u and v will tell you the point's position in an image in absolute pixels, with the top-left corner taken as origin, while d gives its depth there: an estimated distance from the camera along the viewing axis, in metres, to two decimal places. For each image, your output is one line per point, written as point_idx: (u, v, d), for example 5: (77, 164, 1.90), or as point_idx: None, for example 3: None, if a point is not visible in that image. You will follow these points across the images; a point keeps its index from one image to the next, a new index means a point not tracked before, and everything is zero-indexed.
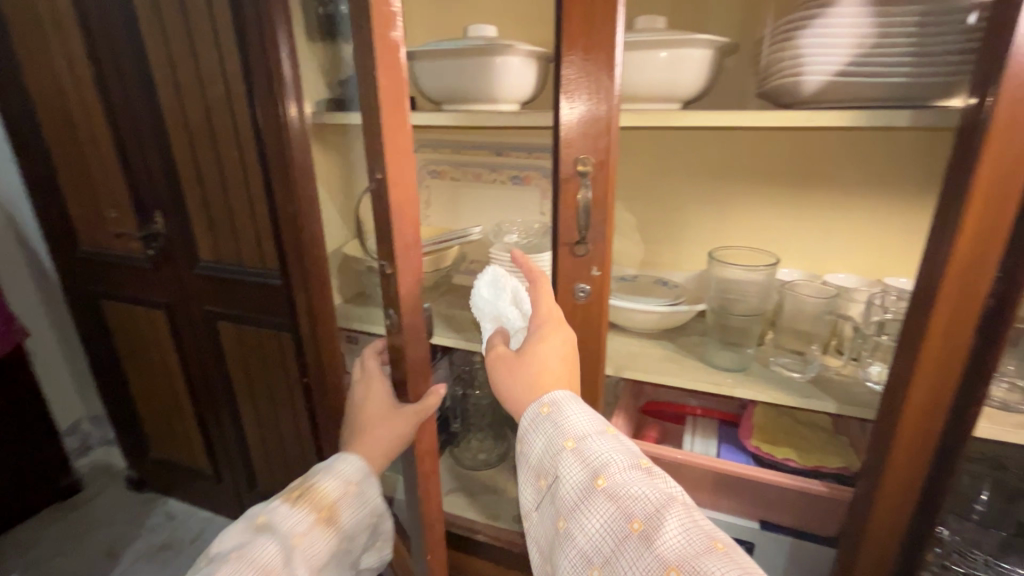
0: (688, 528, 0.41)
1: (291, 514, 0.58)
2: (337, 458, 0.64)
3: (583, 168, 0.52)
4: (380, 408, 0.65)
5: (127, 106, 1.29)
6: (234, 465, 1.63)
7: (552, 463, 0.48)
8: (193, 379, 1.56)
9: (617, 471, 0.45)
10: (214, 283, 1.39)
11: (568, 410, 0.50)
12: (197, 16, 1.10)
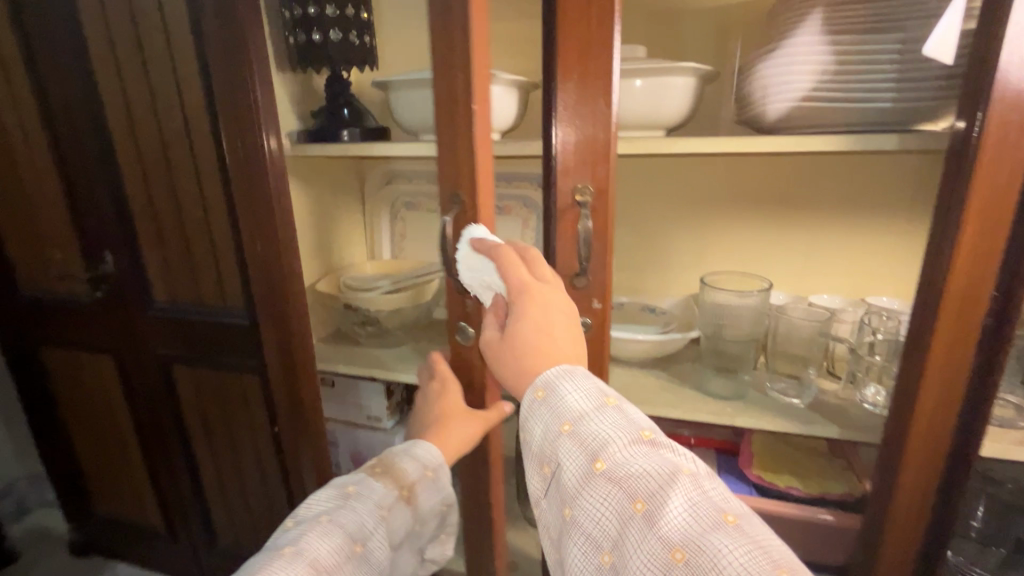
0: (700, 503, 0.34)
1: (375, 487, 0.60)
2: (414, 443, 0.66)
3: (582, 198, 0.50)
4: (456, 405, 0.68)
5: (75, 140, 1.21)
6: (191, 523, 1.49)
7: (550, 449, 0.40)
8: (146, 430, 1.44)
9: (617, 449, 0.37)
10: (172, 327, 1.30)
11: (562, 385, 0.42)
12: (154, 47, 1.05)
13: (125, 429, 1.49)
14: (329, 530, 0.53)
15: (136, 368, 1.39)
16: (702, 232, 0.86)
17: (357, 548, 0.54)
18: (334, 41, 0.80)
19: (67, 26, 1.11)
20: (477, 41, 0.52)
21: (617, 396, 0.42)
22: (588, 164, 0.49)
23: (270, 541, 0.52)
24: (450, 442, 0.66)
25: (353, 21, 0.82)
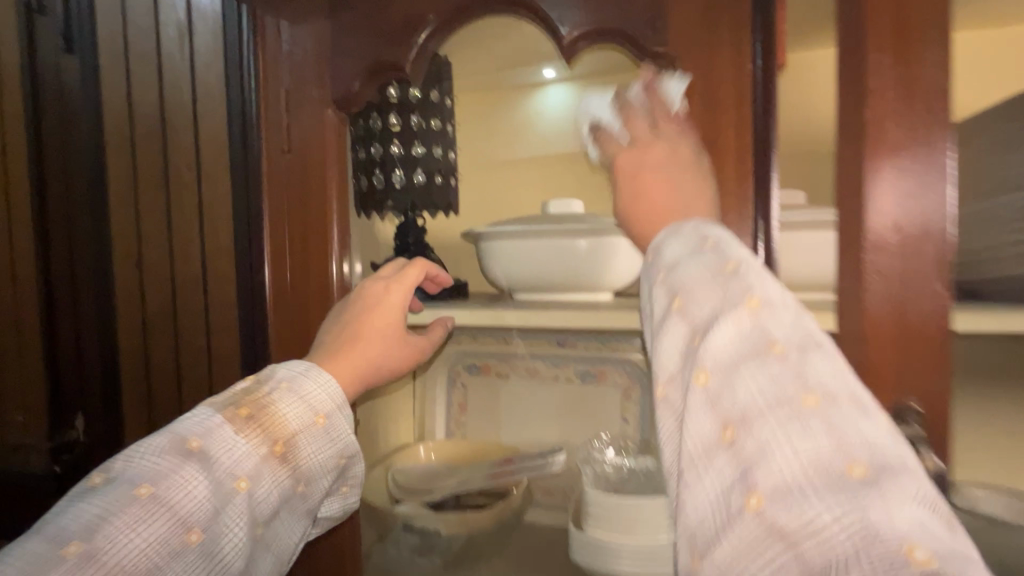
0: (757, 339, 0.37)
1: (234, 441, 0.52)
2: (303, 372, 0.56)
3: (916, 429, 0.45)
4: (393, 327, 0.61)
5: (73, 289, 1.04)
6: None
7: (643, 292, 0.45)
8: None
9: (695, 289, 0.40)
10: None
11: (669, 243, 0.45)
12: (185, 189, 0.93)
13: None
14: (145, 513, 0.47)
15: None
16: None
17: (193, 539, 0.48)
18: (418, 185, 0.67)
19: (91, 168, 1.00)
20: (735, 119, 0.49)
21: (718, 240, 0.42)
22: (913, 373, 0.45)
23: (78, 510, 0.47)
24: (364, 356, 0.60)
25: (434, 160, 0.66)
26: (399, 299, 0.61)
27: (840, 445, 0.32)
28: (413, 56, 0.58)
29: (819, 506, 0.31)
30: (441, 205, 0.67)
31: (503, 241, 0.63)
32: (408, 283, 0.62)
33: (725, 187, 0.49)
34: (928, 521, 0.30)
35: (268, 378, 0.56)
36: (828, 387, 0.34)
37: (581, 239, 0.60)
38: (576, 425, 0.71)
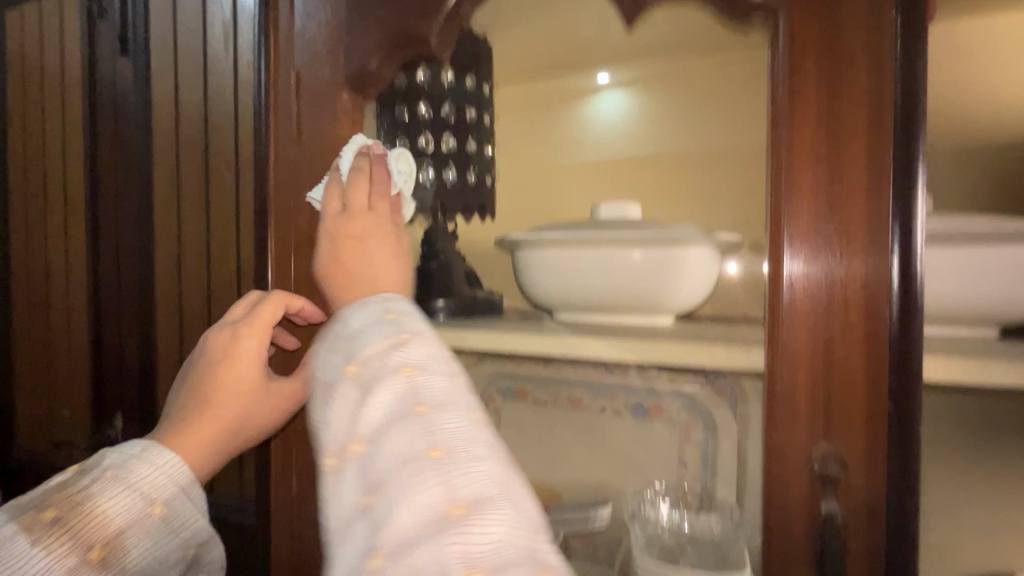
0: (403, 398, 0.36)
1: (26, 555, 0.39)
2: (134, 456, 0.46)
3: None
4: (249, 377, 0.53)
5: (115, 287, 1.01)
6: None
7: (321, 358, 0.42)
8: None
9: (368, 355, 0.39)
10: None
11: (367, 308, 0.43)
12: (223, 188, 0.87)
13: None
14: None
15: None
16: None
17: None
18: (445, 183, 0.57)
19: (136, 164, 0.97)
20: (847, 95, 0.39)
21: (399, 312, 0.43)
22: None
23: None
24: (226, 417, 0.51)
25: (468, 156, 0.57)
26: (254, 345, 0.54)
27: (447, 490, 0.32)
28: (439, 27, 0.51)
29: (432, 556, 0.30)
30: (475, 207, 0.57)
31: (547, 250, 0.54)
32: (263, 325, 0.54)
33: (835, 180, 0.39)
34: (513, 550, 0.31)
35: (87, 467, 0.44)
36: (451, 415, 0.36)
37: (633, 248, 0.51)
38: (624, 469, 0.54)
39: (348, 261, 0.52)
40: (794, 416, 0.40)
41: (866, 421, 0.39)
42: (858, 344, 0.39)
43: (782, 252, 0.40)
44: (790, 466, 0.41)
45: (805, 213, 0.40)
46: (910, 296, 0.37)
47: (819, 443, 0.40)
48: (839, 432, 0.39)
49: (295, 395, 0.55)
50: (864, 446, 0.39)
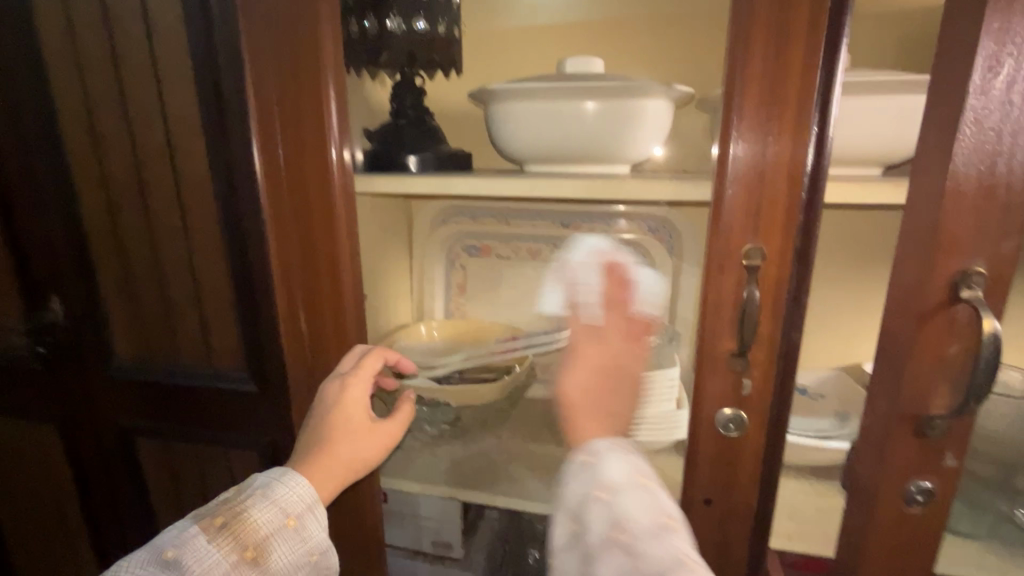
0: (680, 556, 0.38)
1: (202, 556, 0.44)
2: (281, 476, 0.50)
3: (968, 284, 0.35)
4: (360, 420, 0.56)
5: None
6: None
7: (580, 513, 0.42)
8: (101, 529, 1.00)
9: (635, 527, 0.40)
10: (143, 414, 0.87)
11: (606, 461, 0.44)
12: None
13: (73, 537, 1.05)
14: None
15: (91, 466, 0.95)
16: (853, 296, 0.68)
17: None
18: (419, 33, 0.61)
19: None
20: None
21: (650, 479, 0.44)
22: (994, 220, 0.34)
23: None
24: (343, 457, 0.55)
25: (439, 5, 0.61)
26: (365, 395, 0.56)
27: None
28: None
29: None
30: (444, 62, 0.66)
31: (514, 104, 0.56)
32: (366, 373, 0.56)
33: (798, 15, 0.37)
34: None
35: (247, 483, 0.50)
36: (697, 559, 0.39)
37: (589, 99, 0.53)
38: None
39: (337, 433, 0.55)
40: (716, 262, 0.40)
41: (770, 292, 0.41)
42: (778, 176, 0.39)
43: (735, 104, 0.39)
44: (723, 306, 0.40)
45: (756, 58, 0.38)
46: (825, 137, 0.38)
47: (745, 273, 0.40)
48: (761, 248, 0.39)
49: (393, 430, 0.59)
50: (784, 272, 0.39)
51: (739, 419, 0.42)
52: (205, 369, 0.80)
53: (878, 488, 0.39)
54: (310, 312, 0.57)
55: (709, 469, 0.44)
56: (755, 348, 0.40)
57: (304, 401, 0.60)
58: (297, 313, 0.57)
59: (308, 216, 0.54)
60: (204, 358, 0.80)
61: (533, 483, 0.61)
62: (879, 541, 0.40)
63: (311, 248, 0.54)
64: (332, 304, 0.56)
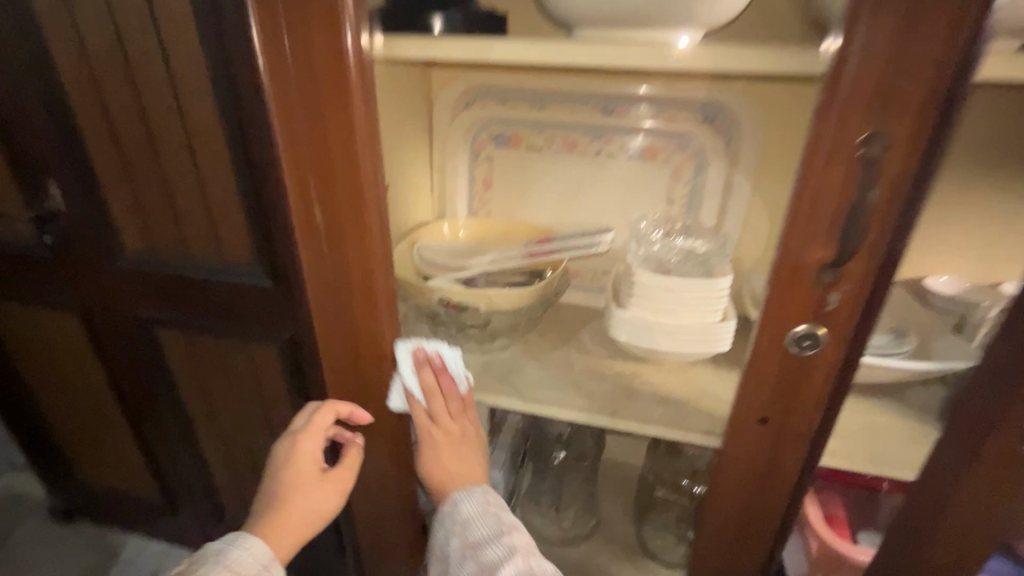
0: (525, 571, 0.51)
1: None
2: (237, 540, 0.53)
3: None
4: (310, 472, 0.58)
5: None
6: (197, 507, 1.13)
7: (444, 545, 0.57)
8: (134, 408, 1.02)
9: (486, 546, 0.54)
10: (159, 306, 0.84)
11: (460, 504, 0.58)
12: None
13: (109, 418, 1.08)
14: None
15: (116, 354, 0.95)
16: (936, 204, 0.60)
17: None
18: None
19: None
20: None
21: (496, 504, 0.58)
22: None
23: None
24: (295, 510, 0.57)
25: None
26: (313, 448, 0.58)
27: None
28: None
29: None
30: None
31: None
32: (317, 428, 0.57)
33: None
34: None
35: (200, 557, 0.52)
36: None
37: None
38: (619, 202, 0.69)
39: (291, 489, 0.58)
40: (822, 155, 0.32)
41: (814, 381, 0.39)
42: (933, 36, 0.28)
43: None
44: (822, 209, 0.33)
45: None
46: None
47: (857, 167, 0.32)
48: (887, 135, 0.31)
49: (344, 479, 0.59)
50: (908, 169, 0.31)
51: (815, 336, 0.37)
52: (216, 264, 0.75)
53: (993, 418, 0.35)
54: (325, 206, 0.49)
55: (771, 388, 0.40)
56: (853, 259, 0.34)
57: (330, 324, 0.54)
58: (310, 209, 0.49)
59: (321, 93, 0.44)
60: (213, 252, 0.74)
61: (563, 390, 0.59)
62: (969, 469, 0.37)
63: (322, 130, 0.46)
64: (353, 202, 0.48)
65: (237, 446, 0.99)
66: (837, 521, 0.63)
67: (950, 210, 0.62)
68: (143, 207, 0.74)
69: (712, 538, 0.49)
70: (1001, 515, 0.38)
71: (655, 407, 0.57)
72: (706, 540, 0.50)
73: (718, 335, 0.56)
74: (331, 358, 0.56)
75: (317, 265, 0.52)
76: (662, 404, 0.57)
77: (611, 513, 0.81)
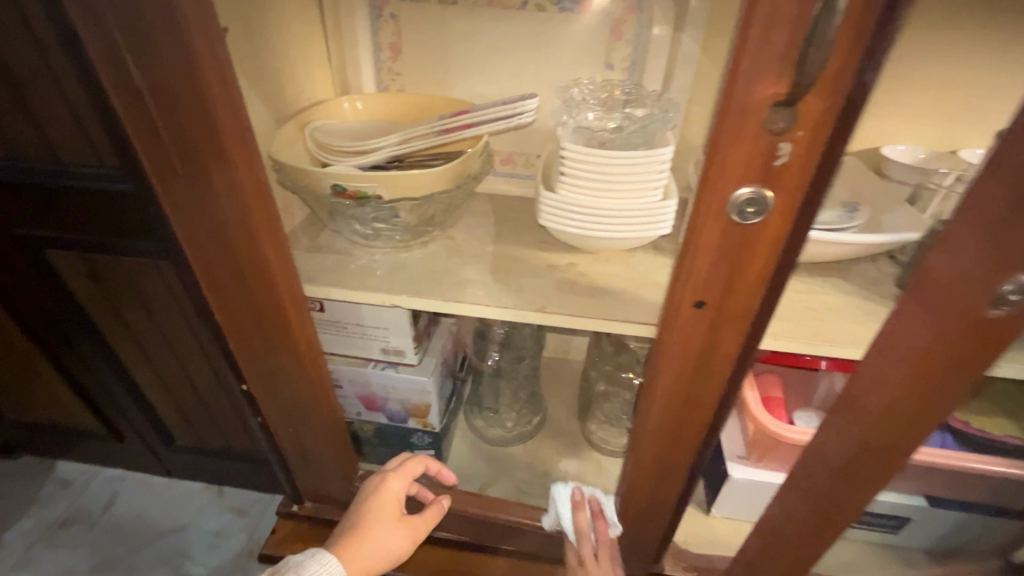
0: None
1: None
2: (312, 559, 0.46)
3: None
4: (393, 513, 0.53)
5: None
6: (142, 438, 1.04)
7: None
8: (43, 340, 0.88)
9: None
10: (41, 223, 0.68)
11: None
12: None
13: (25, 358, 0.93)
14: None
15: (10, 285, 0.80)
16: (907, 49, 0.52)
17: None
18: None
19: None
20: None
21: None
22: None
23: None
24: (370, 546, 0.49)
25: None
26: (400, 487, 0.54)
27: None
28: None
29: None
30: None
31: None
32: (410, 471, 0.56)
33: None
34: None
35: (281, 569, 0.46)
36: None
37: None
38: (549, 67, 0.58)
39: (364, 525, 0.51)
40: None
41: (738, 325, 0.37)
42: None
43: None
44: (779, 28, 0.25)
45: None
46: None
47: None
48: None
49: (421, 530, 0.54)
50: None
51: (761, 201, 0.30)
52: (75, 165, 0.59)
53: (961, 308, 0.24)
54: (150, 71, 0.35)
55: (706, 264, 0.34)
56: (809, 95, 0.27)
57: (199, 233, 0.44)
58: (126, 75, 0.35)
59: None
60: (85, 151, 0.58)
61: (493, 289, 0.52)
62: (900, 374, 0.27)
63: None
64: (183, 63, 0.34)
65: (172, 374, 0.88)
66: (777, 402, 0.63)
67: (936, 54, 0.52)
68: None
69: (650, 428, 0.46)
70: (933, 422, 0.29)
71: (593, 300, 0.51)
72: (644, 433, 0.47)
73: (658, 212, 0.49)
74: (207, 263, 0.46)
75: (158, 152, 0.39)
76: (601, 297, 0.51)
77: (558, 410, 0.79)
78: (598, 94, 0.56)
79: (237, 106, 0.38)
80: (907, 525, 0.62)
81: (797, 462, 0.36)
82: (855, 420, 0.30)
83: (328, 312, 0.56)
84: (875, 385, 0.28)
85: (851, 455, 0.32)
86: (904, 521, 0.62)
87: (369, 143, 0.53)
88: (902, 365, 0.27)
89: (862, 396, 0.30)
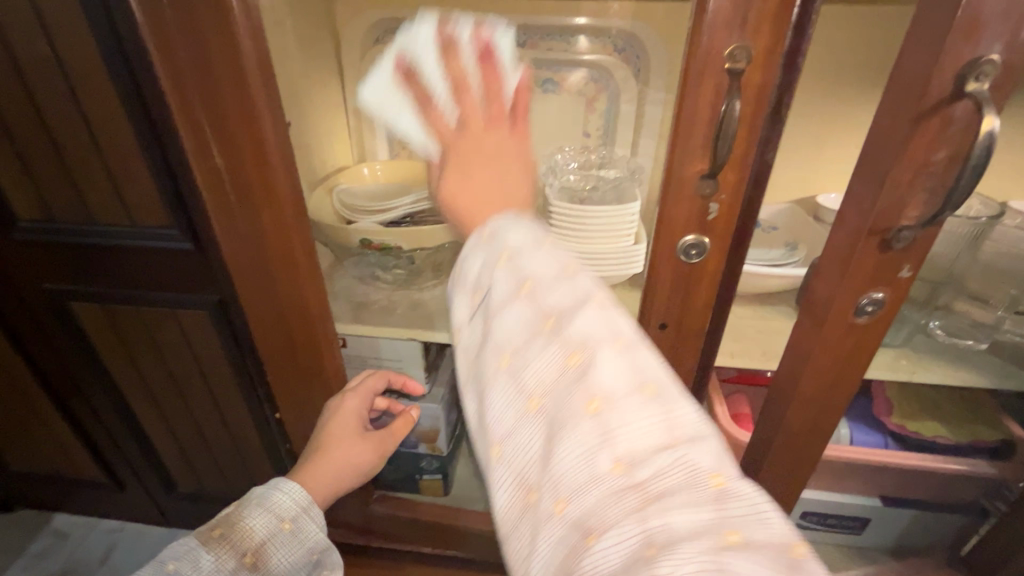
0: (667, 426, 0.25)
1: (205, 568, 0.43)
2: (269, 486, 0.49)
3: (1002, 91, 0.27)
4: (354, 427, 0.58)
5: None
6: (148, 485, 1.07)
7: (507, 331, 0.29)
8: (64, 391, 0.93)
9: (610, 384, 0.26)
10: (72, 280, 0.74)
11: (528, 256, 0.30)
12: None
13: (41, 411, 0.98)
14: None
15: (39, 341, 0.86)
16: (826, 116, 0.63)
17: None
18: None
19: None
20: None
21: (630, 339, 0.27)
22: None
23: None
24: (336, 457, 0.55)
25: None
26: (360, 403, 0.59)
27: (668, 426, 0.25)
28: None
29: (602, 506, 0.23)
30: None
31: None
32: (370, 388, 0.60)
33: None
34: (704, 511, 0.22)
35: (242, 502, 0.48)
36: (673, 385, 0.26)
37: None
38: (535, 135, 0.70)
39: (328, 441, 0.56)
40: (694, 75, 0.34)
41: (696, 341, 0.46)
42: None
43: None
44: (697, 127, 0.36)
45: None
46: None
47: (725, 79, 0.34)
48: (747, 51, 0.33)
49: (385, 442, 0.59)
50: (769, 81, 0.34)
51: (701, 246, 0.40)
52: (112, 230, 0.66)
53: (836, 320, 0.33)
54: (228, 155, 0.45)
55: (665, 295, 0.43)
56: (726, 170, 0.37)
57: (252, 281, 0.52)
58: (210, 158, 0.45)
59: (197, 24, 0.39)
60: (122, 216, 0.65)
61: None
62: (806, 375, 0.36)
63: (207, 71, 0.41)
64: (256, 151, 0.45)
65: (183, 420, 0.93)
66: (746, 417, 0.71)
67: (854, 121, 0.63)
68: (28, 169, 0.64)
69: None
70: (834, 402, 0.38)
71: None
72: None
73: (630, 255, 0.59)
74: (256, 305, 0.54)
75: (226, 216, 0.48)
76: None
77: None
78: (578, 157, 0.67)
79: (293, 180, 0.47)
80: (868, 524, 0.70)
81: (748, 452, 0.44)
82: (780, 410, 0.39)
83: (351, 346, 0.64)
84: (791, 381, 0.37)
85: (785, 441, 0.41)
86: (865, 520, 0.69)
87: (386, 202, 0.64)
88: (806, 367, 0.36)
89: (783, 391, 0.38)
